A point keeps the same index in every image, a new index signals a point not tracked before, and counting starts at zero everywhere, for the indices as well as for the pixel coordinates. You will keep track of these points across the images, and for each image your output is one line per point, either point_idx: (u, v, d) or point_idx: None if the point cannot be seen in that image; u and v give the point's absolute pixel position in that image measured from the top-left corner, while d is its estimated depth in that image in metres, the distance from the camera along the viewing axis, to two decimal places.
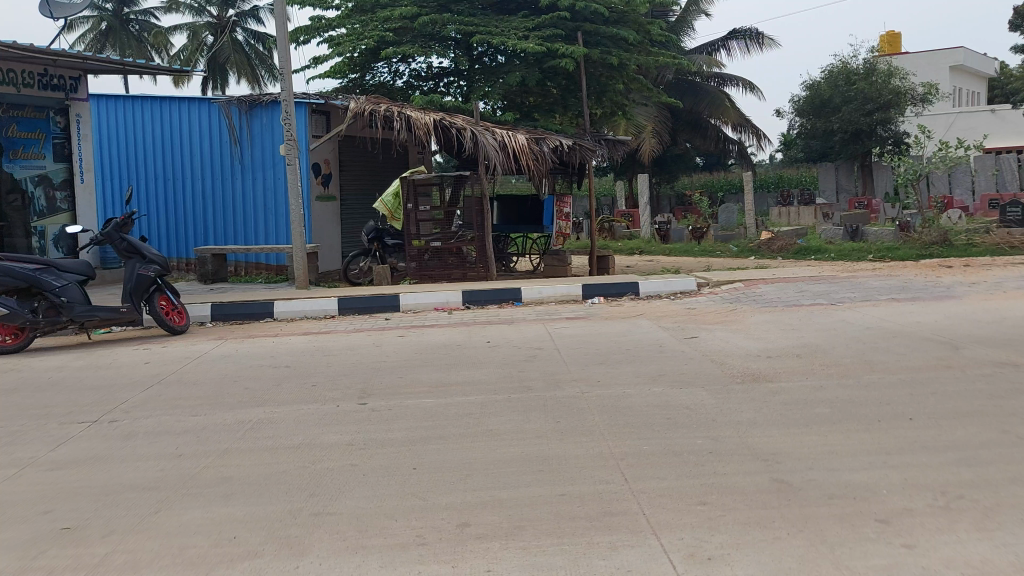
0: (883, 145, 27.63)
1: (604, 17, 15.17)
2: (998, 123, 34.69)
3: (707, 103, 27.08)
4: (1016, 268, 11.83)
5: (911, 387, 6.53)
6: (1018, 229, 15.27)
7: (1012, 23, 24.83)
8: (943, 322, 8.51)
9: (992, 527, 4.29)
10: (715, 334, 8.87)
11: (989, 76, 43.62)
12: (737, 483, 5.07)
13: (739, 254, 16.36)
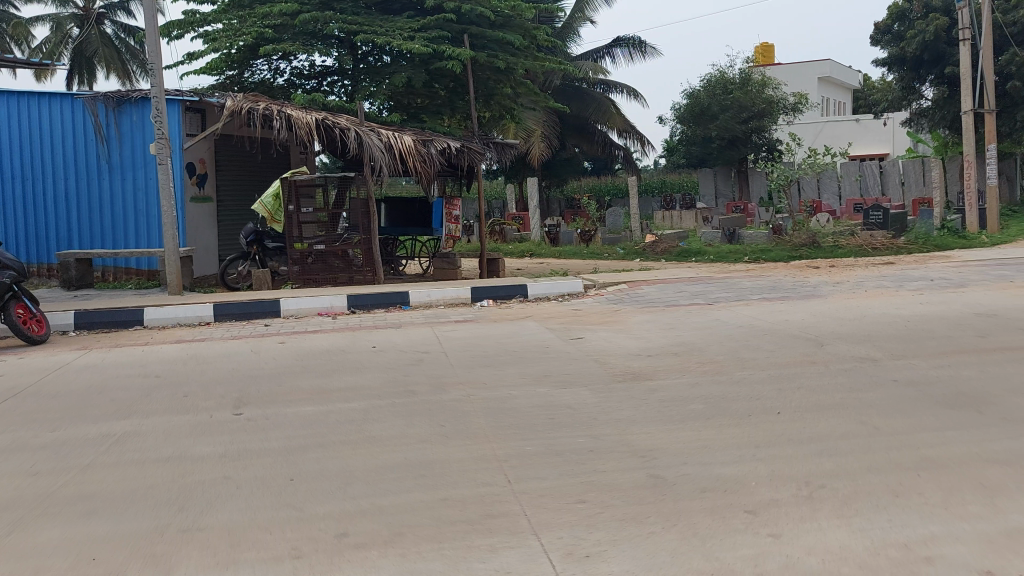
0: (758, 152, 29.16)
1: (489, 20, 15.29)
2: (862, 132, 36.91)
3: (593, 108, 27.64)
4: (877, 268, 12.59)
5: (780, 382, 6.82)
6: (879, 232, 16.26)
7: (872, 37, 26.38)
8: (810, 320, 8.96)
9: (851, 514, 4.51)
10: (599, 335, 9.02)
11: (853, 88, 46.44)
12: (615, 481, 5.16)
13: (625, 256, 16.71)
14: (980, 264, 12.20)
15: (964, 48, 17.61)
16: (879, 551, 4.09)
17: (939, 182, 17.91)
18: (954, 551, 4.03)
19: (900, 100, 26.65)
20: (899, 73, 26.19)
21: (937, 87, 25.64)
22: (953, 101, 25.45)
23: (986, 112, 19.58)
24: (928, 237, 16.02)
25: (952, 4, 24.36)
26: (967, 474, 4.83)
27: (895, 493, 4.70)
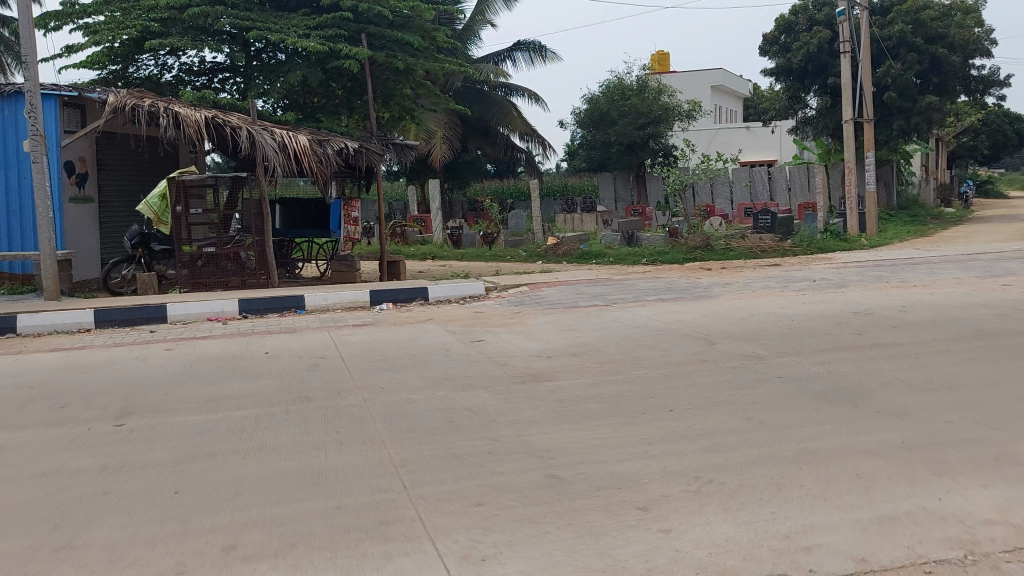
0: (655, 157, 29.85)
1: (388, 20, 15.11)
2: (751, 139, 38.49)
3: (494, 111, 27.75)
4: (766, 269, 13.12)
5: (673, 381, 6.99)
6: (767, 235, 16.95)
7: (761, 48, 27.49)
8: (704, 320, 9.23)
9: (737, 507, 4.66)
10: (499, 337, 9.04)
11: (743, 96, 48.37)
12: (512, 482, 5.17)
13: (527, 258, 16.84)
14: (858, 265, 12.87)
15: (844, 60, 18.57)
16: (762, 542, 4.24)
17: (822, 187, 18.80)
18: (831, 540, 4.20)
19: (786, 109, 27.86)
20: (786, 84, 27.37)
21: (821, 97, 26.94)
22: (835, 111, 26.79)
23: (864, 122, 20.68)
24: (812, 240, 16.81)
25: (834, 18, 25.79)
26: (844, 466, 5.06)
27: (778, 486, 4.88)
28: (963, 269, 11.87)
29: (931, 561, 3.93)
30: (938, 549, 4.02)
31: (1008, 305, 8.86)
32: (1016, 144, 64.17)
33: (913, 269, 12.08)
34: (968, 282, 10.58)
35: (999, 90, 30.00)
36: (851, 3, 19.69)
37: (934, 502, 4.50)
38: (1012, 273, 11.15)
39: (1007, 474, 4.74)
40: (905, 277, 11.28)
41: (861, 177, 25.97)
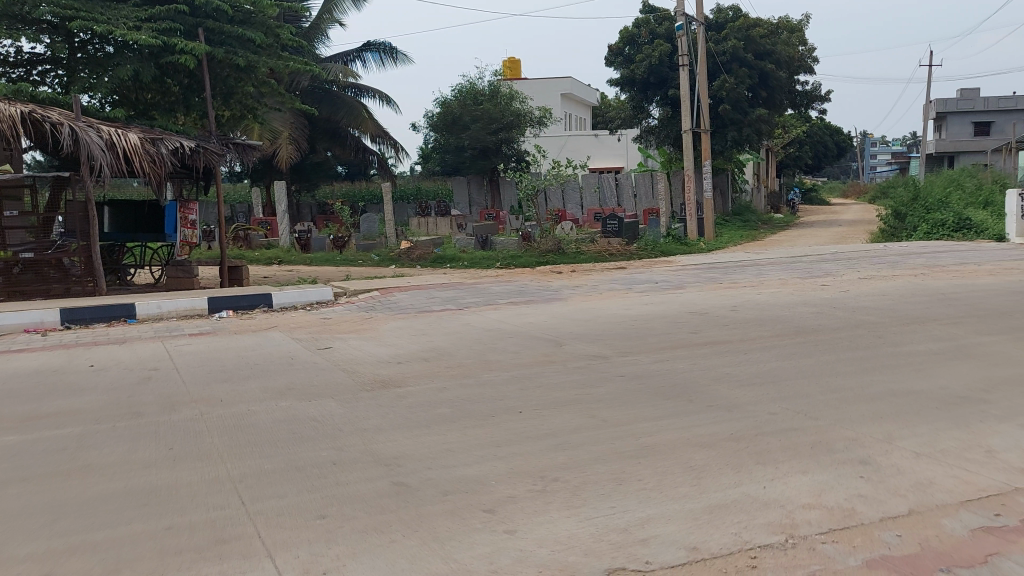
0: (507, 161, 30.24)
1: (228, 16, 14.53)
2: (599, 147, 39.77)
3: (344, 113, 27.13)
4: (612, 272, 13.58)
5: (520, 382, 7.09)
6: (615, 239, 17.51)
7: (606, 58, 28.41)
8: (552, 321, 9.42)
9: (579, 504, 4.75)
10: (348, 343, 8.86)
11: (592, 105, 49.98)
12: (356, 491, 5.06)
13: (379, 262, 16.60)
14: (696, 268, 13.56)
15: (682, 72, 19.46)
16: (602, 537, 4.34)
17: (664, 194, 19.64)
18: (665, 530, 4.37)
19: (631, 118, 29.00)
20: (631, 93, 28.47)
21: (663, 107, 28.25)
22: (675, 121, 28.11)
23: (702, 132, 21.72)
24: (656, 244, 17.59)
25: (673, 32, 27.16)
26: (678, 459, 5.28)
27: (618, 481, 5.03)
28: (787, 270, 12.77)
29: (756, 546, 4.14)
30: (761, 534, 4.25)
31: (826, 303, 9.59)
32: (835, 155, 70.01)
33: (745, 271, 12.86)
34: (792, 282, 11.38)
35: (820, 105, 32.58)
36: (688, 18, 20.78)
37: (758, 489, 4.77)
38: (831, 274, 12.08)
39: (822, 460, 5.10)
40: (737, 278, 11.98)
41: (700, 184, 27.43)
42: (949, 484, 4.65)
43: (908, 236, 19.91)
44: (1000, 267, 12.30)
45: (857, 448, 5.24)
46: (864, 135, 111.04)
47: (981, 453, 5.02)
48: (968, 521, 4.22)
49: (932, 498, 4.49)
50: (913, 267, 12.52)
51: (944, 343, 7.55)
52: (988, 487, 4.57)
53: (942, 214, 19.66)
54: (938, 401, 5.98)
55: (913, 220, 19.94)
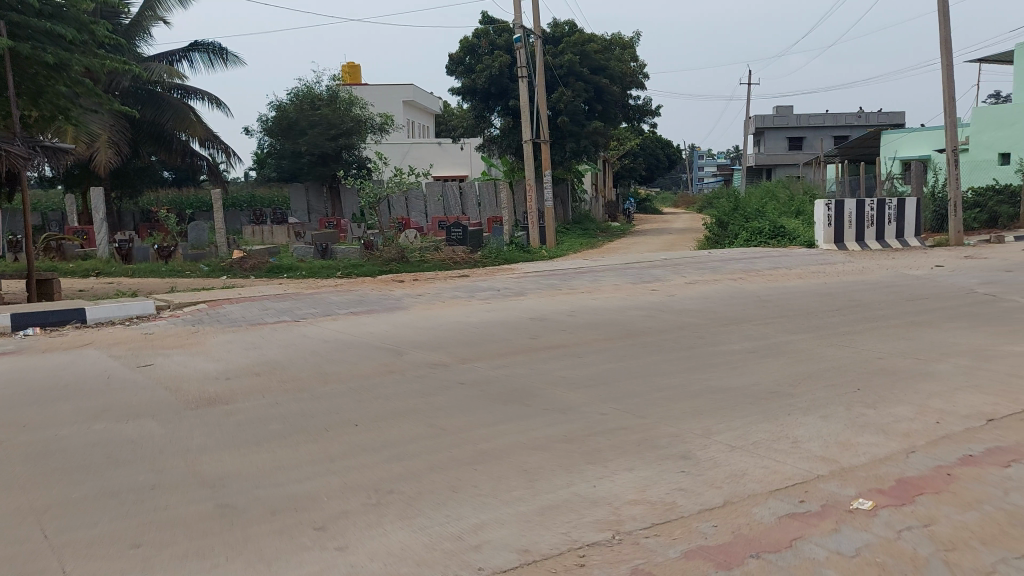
0: (348, 168, 29.67)
1: (34, 9, 13.37)
2: (442, 155, 39.80)
3: (170, 115, 25.64)
4: (453, 280, 13.63)
5: (357, 394, 6.94)
6: (458, 248, 17.53)
7: (447, 67, 28.49)
8: (391, 331, 9.32)
9: (414, 514, 4.67)
10: (173, 359, 8.36)
11: (435, 112, 50.17)
12: (175, 516, 4.75)
13: (210, 273, 15.80)
14: (536, 275, 13.82)
15: (521, 83, 19.80)
16: (434, 546, 4.28)
17: (506, 202, 19.94)
18: (497, 536, 4.36)
19: (473, 127, 29.28)
20: (472, 103, 28.73)
21: (503, 117, 28.70)
22: (516, 131, 28.60)
23: (542, 142, 22.04)
24: (499, 253, 17.82)
25: (512, 44, 27.67)
26: (512, 462, 5.32)
27: (453, 487, 5.00)
28: (622, 276, 13.30)
29: (584, 545, 4.21)
30: (589, 533, 4.35)
31: (656, 307, 10.05)
32: (666, 166, 73.89)
33: (582, 277, 13.28)
34: (625, 287, 11.86)
35: (652, 119, 34.19)
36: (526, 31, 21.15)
37: (588, 489, 4.89)
38: (660, 279, 12.68)
39: (647, 457, 5.31)
40: (574, 285, 12.33)
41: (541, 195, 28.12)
42: (759, 474, 4.96)
43: (730, 243, 21.21)
44: (807, 271, 13.39)
45: (679, 443, 5.51)
46: (693, 148, 118.09)
47: (787, 444, 5.41)
48: (776, 507, 4.50)
49: (745, 489, 4.77)
50: (732, 271, 13.36)
51: (758, 342, 8.10)
52: (793, 475, 4.92)
53: (759, 222, 21.08)
54: (752, 397, 6.39)
55: (735, 227, 21.29)
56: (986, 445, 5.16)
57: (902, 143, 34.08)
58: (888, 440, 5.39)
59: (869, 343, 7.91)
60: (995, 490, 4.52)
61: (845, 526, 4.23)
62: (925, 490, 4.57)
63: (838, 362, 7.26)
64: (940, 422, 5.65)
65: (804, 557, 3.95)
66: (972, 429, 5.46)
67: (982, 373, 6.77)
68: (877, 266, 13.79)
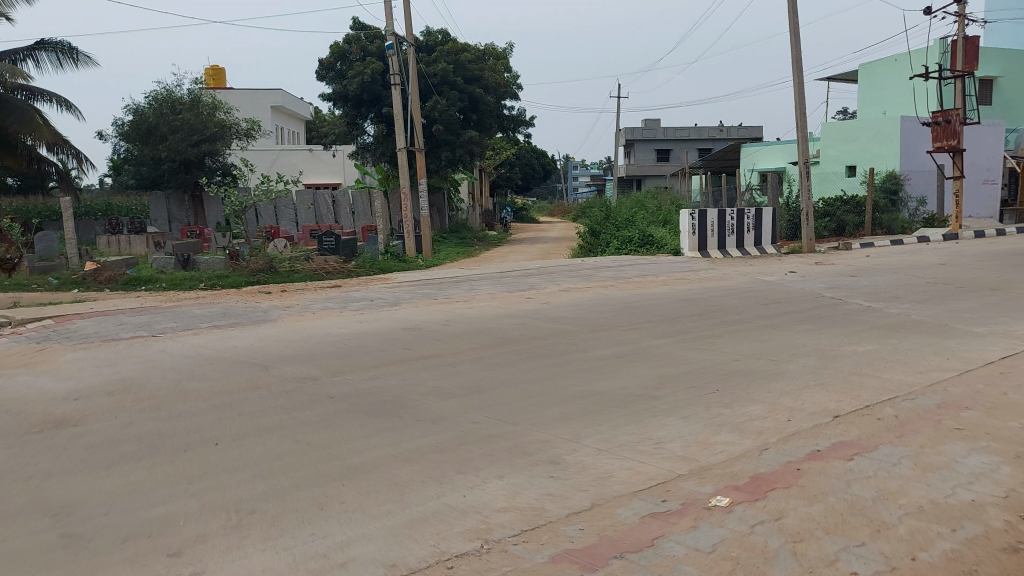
0: (212, 175, 28.66)
1: None
2: (314, 162, 38.97)
3: (14, 119, 23.77)
4: (323, 291, 13.33)
5: (220, 411, 6.66)
6: (330, 258, 17.11)
7: (318, 72, 27.97)
8: (258, 344, 9.00)
9: (277, 534, 4.49)
10: (14, 380, 7.76)
11: (305, 119, 49.19)
12: (13, 549, 4.38)
13: (59, 286, 14.84)
14: (410, 285, 13.71)
15: (395, 90, 19.61)
16: (298, 566, 4.11)
17: (381, 211, 19.71)
18: (364, 551, 4.24)
19: (345, 134, 28.89)
20: (344, 109, 28.29)
21: (377, 124, 28.49)
22: (390, 139, 28.61)
23: (417, 151, 21.90)
24: (373, 262, 17.58)
25: (384, 51, 27.47)
26: (381, 476, 5.22)
27: (320, 504, 4.85)
28: (496, 284, 13.39)
29: (453, 557, 4.15)
30: (458, 543, 4.29)
31: (529, 314, 10.17)
32: (540, 176, 75.21)
33: (457, 286, 13.29)
34: (500, 296, 11.95)
35: (526, 129, 34.69)
36: (399, 39, 21.01)
37: (457, 499, 4.85)
38: (534, 287, 12.85)
39: (517, 464, 5.34)
40: (450, 294, 12.32)
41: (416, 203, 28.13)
42: (624, 476, 5.08)
43: (603, 251, 21.82)
44: (673, 278, 13.92)
45: (548, 449, 5.57)
46: (568, 159, 120.92)
47: (650, 445, 5.58)
48: (639, 508, 4.62)
49: (611, 491, 4.87)
50: (602, 279, 13.70)
51: (626, 347, 8.33)
52: (656, 476, 5.07)
53: (628, 231, 21.75)
54: (619, 400, 6.56)
55: (606, 236, 21.91)
56: (831, 440, 5.49)
57: (760, 155, 36.07)
58: (743, 438, 5.64)
59: (727, 346, 8.29)
60: (838, 482, 4.80)
61: (702, 523, 4.38)
62: (776, 485, 4.81)
63: (699, 365, 7.57)
64: (791, 419, 5.98)
65: (665, 555, 4.06)
66: (818, 425, 5.80)
67: (828, 372, 7.22)
68: (736, 273, 14.50)
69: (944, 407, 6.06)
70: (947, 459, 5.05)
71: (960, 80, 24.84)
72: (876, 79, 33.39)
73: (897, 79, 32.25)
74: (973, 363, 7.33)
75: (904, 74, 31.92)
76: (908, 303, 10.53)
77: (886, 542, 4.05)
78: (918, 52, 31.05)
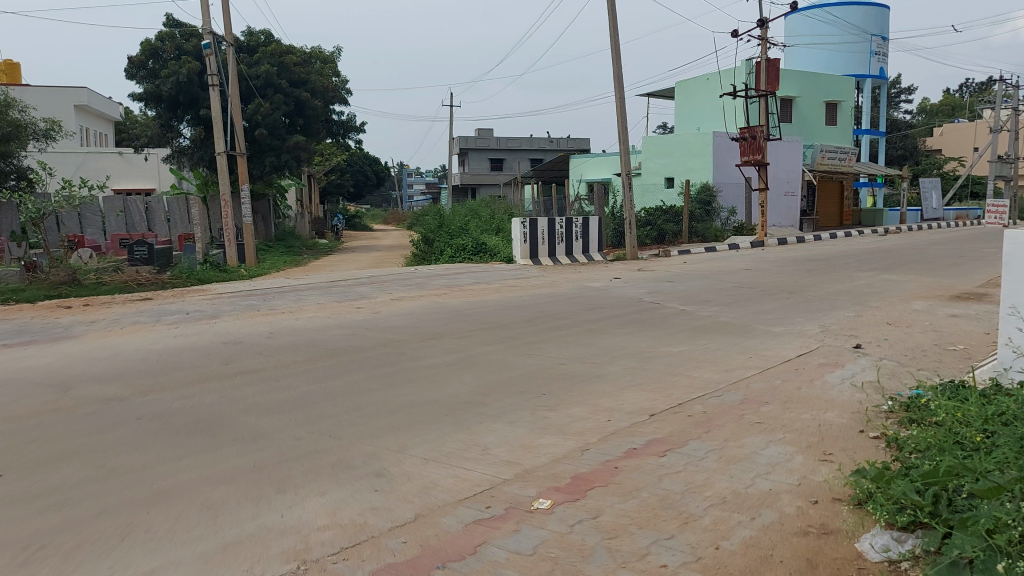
0: (5, 178, 26.27)
1: None
2: (125, 166, 36.66)
3: None
4: (134, 304, 12.48)
5: (10, 438, 6.05)
6: (143, 268, 16.02)
7: (126, 70, 26.05)
8: (58, 364, 8.26)
9: (70, 569, 4.11)
10: None
11: (115, 119, 46.08)
12: None
13: None
14: (231, 296, 13.13)
15: (214, 91, 18.64)
16: None
17: (199, 219, 18.71)
18: None
19: (159, 136, 27.24)
20: (157, 111, 26.69)
21: (194, 126, 27.20)
22: (208, 142, 27.40)
23: (238, 155, 21.03)
24: (190, 272, 16.68)
25: (201, 51, 26.37)
26: (193, 499, 4.93)
27: (124, 533, 4.51)
28: (324, 294, 13.08)
29: None
30: (273, 565, 4.10)
31: (359, 324, 9.99)
32: (372, 184, 74.41)
33: (282, 297, 12.85)
34: (328, 306, 11.67)
35: (356, 135, 34.23)
36: (216, 37, 20.07)
37: (275, 519, 4.65)
38: (364, 296, 12.66)
39: (340, 479, 5.20)
40: (275, 305, 11.89)
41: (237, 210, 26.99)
42: (449, 484, 5.08)
43: (436, 259, 21.92)
44: (504, 285, 14.15)
45: (374, 461, 5.48)
46: (402, 167, 120.34)
47: (476, 451, 5.61)
48: (463, 516, 4.62)
49: (435, 500, 4.85)
50: (434, 287, 13.72)
51: (455, 355, 8.36)
52: (480, 482, 5.10)
53: (463, 239, 21.87)
54: (446, 408, 6.56)
55: (441, 244, 22.02)
56: (645, 438, 5.76)
57: (587, 166, 37.53)
58: (565, 440, 5.80)
59: (554, 350, 8.51)
60: (651, 477, 5.04)
61: (524, 526, 4.45)
62: (594, 485, 4.97)
63: (525, 370, 7.72)
64: (610, 419, 6.21)
65: (486, 560, 4.08)
66: (635, 424, 6.07)
67: (645, 373, 7.57)
68: (564, 280, 14.93)
69: (747, 402, 6.51)
70: (748, 451, 5.41)
71: (764, 99, 26.92)
72: (689, 96, 35.64)
73: (708, 97, 34.60)
74: (771, 361, 7.93)
75: (714, 92, 34.27)
76: (717, 306, 11.25)
77: (692, 533, 4.27)
78: (726, 72, 33.40)
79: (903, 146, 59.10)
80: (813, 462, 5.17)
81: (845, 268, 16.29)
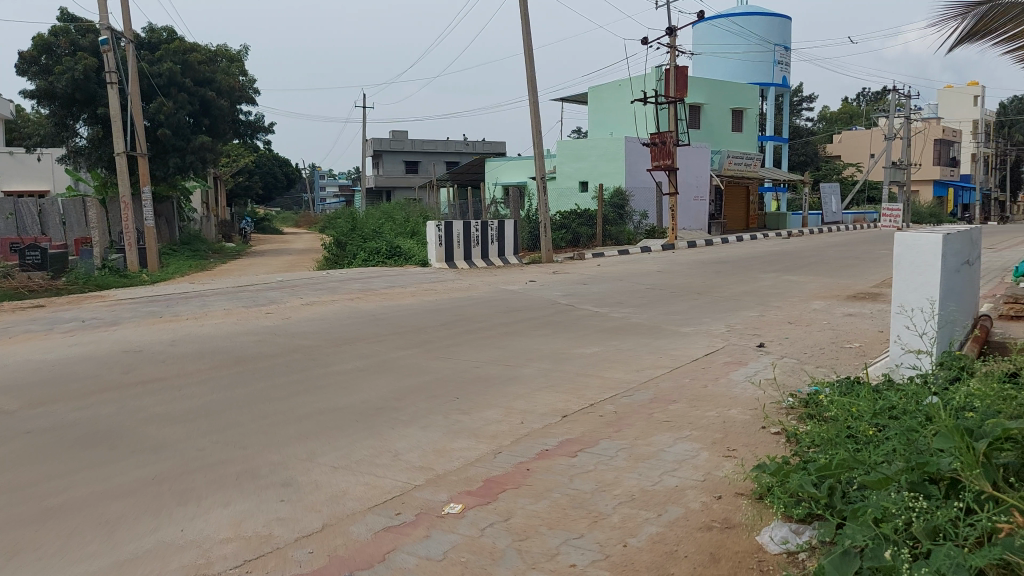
0: None
1: None
2: (18, 166, 34.94)
3: None
4: (25, 311, 11.86)
5: None
6: (35, 274, 15.47)
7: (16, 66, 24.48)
8: None
9: None
10: None
11: (5, 117, 43.79)
12: None
13: None
14: (131, 302, 12.62)
15: (111, 90, 17.87)
16: None
17: (97, 223, 17.89)
18: None
19: (53, 135, 26.16)
20: (50, 109, 25.56)
21: (91, 126, 26.14)
22: (106, 142, 26.38)
23: (137, 156, 20.29)
24: (88, 278, 16.01)
25: (98, 47, 25.24)
26: (87, 515, 4.71)
27: (10, 552, 4.27)
28: (231, 299, 12.72)
29: None
30: None
31: (269, 330, 9.76)
32: (283, 186, 72.92)
33: (187, 303, 12.43)
34: (235, 311, 11.36)
35: (264, 135, 33.49)
36: (113, 33, 19.27)
37: (175, 533, 4.49)
38: (273, 301, 12.38)
39: (246, 489, 5.07)
40: (179, 311, 11.50)
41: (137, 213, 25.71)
42: (358, 492, 5.01)
43: (349, 263, 21.65)
44: (418, 288, 14.06)
45: (281, 470, 5.36)
46: (315, 170, 118.19)
47: (387, 457, 5.56)
48: (372, 523, 4.57)
49: (343, 508, 4.78)
50: (347, 291, 13.52)
51: (368, 360, 8.25)
52: (390, 488, 5.05)
53: (376, 243, 21.64)
54: (358, 414, 6.47)
55: (354, 248, 21.74)
56: (557, 439, 5.81)
57: (502, 170, 37.72)
58: (478, 443, 5.80)
59: (467, 354, 8.49)
60: (561, 477, 5.09)
61: (434, 531, 4.42)
62: (505, 487, 4.98)
63: (440, 373, 7.69)
64: (522, 421, 6.24)
65: (395, 567, 4.03)
66: (547, 425, 6.12)
67: (558, 374, 7.64)
68: (479, 283, 14.94)
69: (656, 401, 6.64)
70: (655, 449, 5.53)
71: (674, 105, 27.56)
72: (601, 102, 36.26)
73: (620, 103, 35.30)
74: (679, 360, 8.12)
75: (624, 98, 34.99)
76: (628, 307, 11.45)
77: (600, 531, 4.33)
78: (637, 79, 34.10)
79: (805, 153, 61.48)
80: (717, 458, 5.32)
81: (750, 270, 16.84)
